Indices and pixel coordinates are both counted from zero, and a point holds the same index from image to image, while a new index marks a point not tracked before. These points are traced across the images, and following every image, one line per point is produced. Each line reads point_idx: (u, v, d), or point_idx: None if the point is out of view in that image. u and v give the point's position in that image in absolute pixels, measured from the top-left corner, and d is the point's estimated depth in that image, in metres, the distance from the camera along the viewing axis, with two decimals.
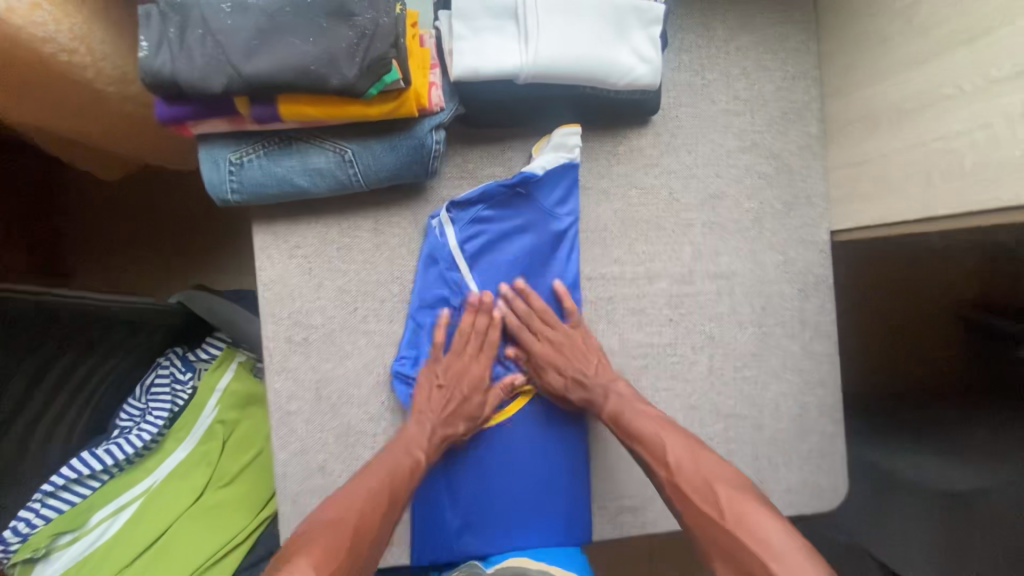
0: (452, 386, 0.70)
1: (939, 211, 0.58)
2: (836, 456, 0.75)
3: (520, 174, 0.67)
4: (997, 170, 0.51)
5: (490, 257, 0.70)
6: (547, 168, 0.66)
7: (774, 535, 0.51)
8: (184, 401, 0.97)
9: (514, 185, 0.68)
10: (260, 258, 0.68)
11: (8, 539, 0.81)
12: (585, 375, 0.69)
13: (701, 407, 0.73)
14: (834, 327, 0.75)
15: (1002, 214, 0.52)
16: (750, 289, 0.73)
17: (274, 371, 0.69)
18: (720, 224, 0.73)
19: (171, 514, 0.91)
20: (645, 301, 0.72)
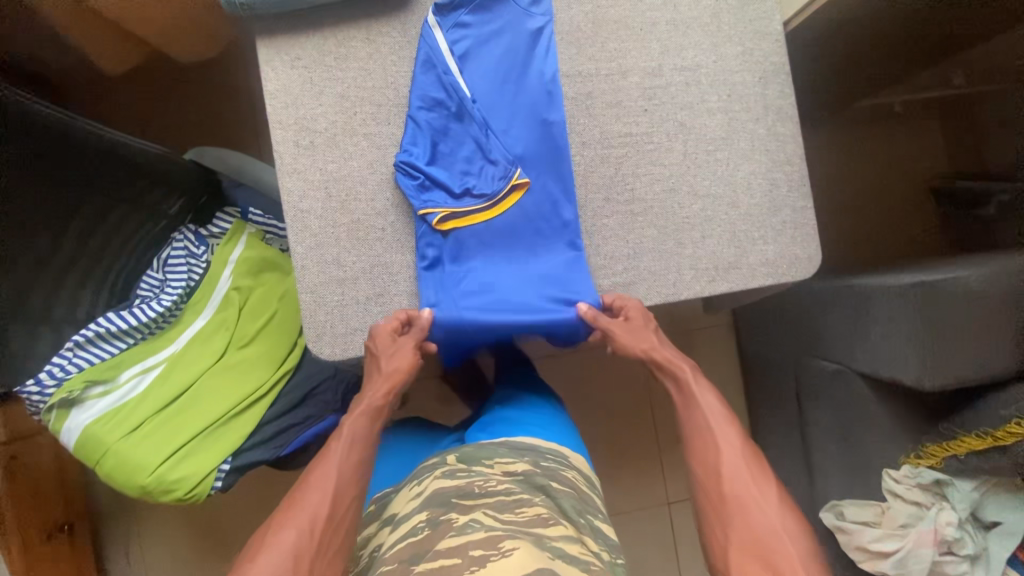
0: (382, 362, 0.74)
1: None
2: (808, 227, 0.81)
3: None
4: None
5: (473, 60, 0.77)
6: None
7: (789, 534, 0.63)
8: (201, 272, 1.01)
9: None
10: (265, 70, 0.74)
11: (44, 381, 0.87)
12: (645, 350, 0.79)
13: (679, 190, 0.80)
14: (794, 110, 0.82)
15: None
16: (715, 78, 0.80)
17: (285, 173, 0.75)
18: (682, 20, 0.80)
19: (194, 373, 0.95)
20: (621, 94, 0.79)
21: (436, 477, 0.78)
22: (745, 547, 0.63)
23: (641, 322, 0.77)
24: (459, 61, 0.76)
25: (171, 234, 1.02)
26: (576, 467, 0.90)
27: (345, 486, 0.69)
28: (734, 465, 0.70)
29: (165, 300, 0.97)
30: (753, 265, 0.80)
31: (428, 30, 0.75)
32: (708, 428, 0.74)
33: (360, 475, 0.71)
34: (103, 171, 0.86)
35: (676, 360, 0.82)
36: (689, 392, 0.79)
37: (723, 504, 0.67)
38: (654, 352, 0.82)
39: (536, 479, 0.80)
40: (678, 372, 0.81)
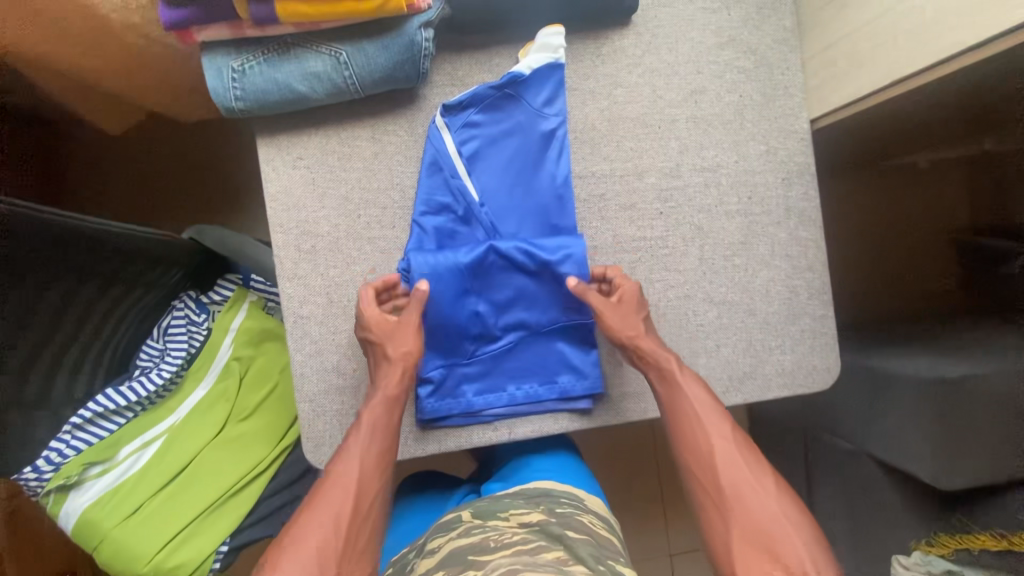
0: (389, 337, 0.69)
1: (916, 64, 0.62)
2: (828, 336, 0.78)
3: (508, 74, 0.70)
4: (959, 15, 0.58)
5: (483, 160, 0.73)
6: (534, 68, 0.70)
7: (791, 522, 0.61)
8: (201, 341, 0.99)
9: (503, 86, 0.71)
10: (266, 170, 0.71)
11: (42, 467, 0.86)
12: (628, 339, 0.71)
13: (693, 297, 0.76)
14: (818, 213, 0.78)
15: (972, 54, 0.57)
16: (736, 179, 0.76)
17: (284, 278, 0.72)
18: (703, 118, 0.76)
19: (193, 448, 0.94)
20: (636, 196, 0.75)
21: (452, 538, 0.76)
22: (750, 541, 0.60)
23: (635, 306, 0.72)
24: (468, 162, 0.72)
25: (172, 302, 1.01)
26: (593, 510, 0.85)
27: (368, 478, 0.65)
28: (728, 455, 0.66)
29: (165, 371, 0.95)
30: (768, 375, 0.77)
31: (435, 131, 0.71)
32: (696, 419, 0.68)
33: (382, 463, 0.67)
34: (95, 261, 0.81)
35: (659, 352, 0.72)
36: (673, 379, 0.70)
37: (721, 497, 0.63)
38: (639, 341, 0.71)
39: (552, 528, 0.76)
40: (663, 364, 0.71)
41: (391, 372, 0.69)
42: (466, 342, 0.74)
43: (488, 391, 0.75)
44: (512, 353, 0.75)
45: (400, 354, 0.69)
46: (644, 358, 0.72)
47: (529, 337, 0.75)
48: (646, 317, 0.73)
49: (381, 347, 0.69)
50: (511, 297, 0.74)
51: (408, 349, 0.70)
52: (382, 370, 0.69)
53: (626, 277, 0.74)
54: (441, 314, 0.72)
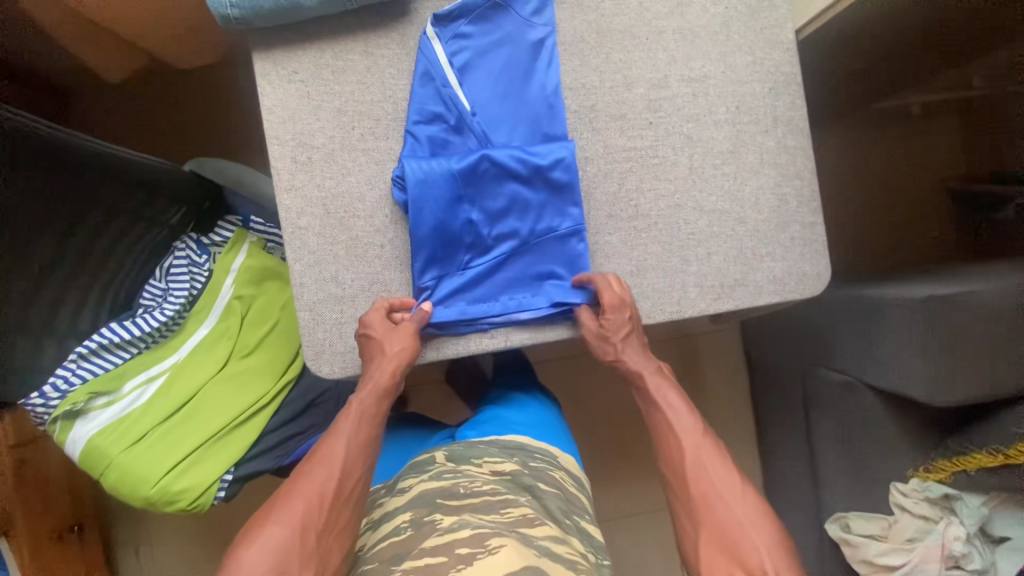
0: (384, 334, 0.72)
1: None
2: (817, 243, 0.79)
3: None
4: None
5: (474, 71, 0.74)
6: None
7: (755, 528, 0.62)
8: (202, 283, 1.00)
9: None
10: (262, 84, 0.73)
11: (48, 393, 0.88)
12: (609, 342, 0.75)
13: (684, 205, 0.77)
14: (806, 122, 0.79)
15: None
16: (723, 89, 0.78)
17: (282, 190, 0.74)
18: (689, 29, 0.77)
19: (196, 382, 0.95)
20: (626, 107, 0.77)
21: (424, 479, 0.75)
22: (715, 544, 0.62)
23: (620, 320, 0.73)
24: (459, 73, 0.74)
25: (174, 243, 1.02)
26: (565, 467, 0.85)
27: (352, 464, 0.68)
28: (697, 463, 0.68)
29: (167, 310, 0.96)
30: (759, 283, 0.78)
31: (426, 39, 0.73)
32: (671, 434, 0.71)
33: (366, 454, 0.70)
34: (99, 186, 0.83)
35: (639, 364, 0.78)
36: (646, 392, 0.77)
37: (690, 503, 0.66)
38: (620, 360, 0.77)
39: (523, 479, 0.76)
40: (636, 375, 0.78)
41: (385, 362, 0.71)
42: (460, 251, 0.75)
43: (481, 300, 0.76)
44: (505, 262, 0.76)
45: (395, 349, 0.71)
46: (624, 371, 0.78)
47: (523, 247, 0.77)
48: (632, 322, 0.75)
49: (376, 344, 0.72)
50: (505, 207, 0.75)
51: (404, 345, 0.72)
52: (375, 361, 0.72)
53: (614, 283, 0.74)
54: (436, 220, 0.73)
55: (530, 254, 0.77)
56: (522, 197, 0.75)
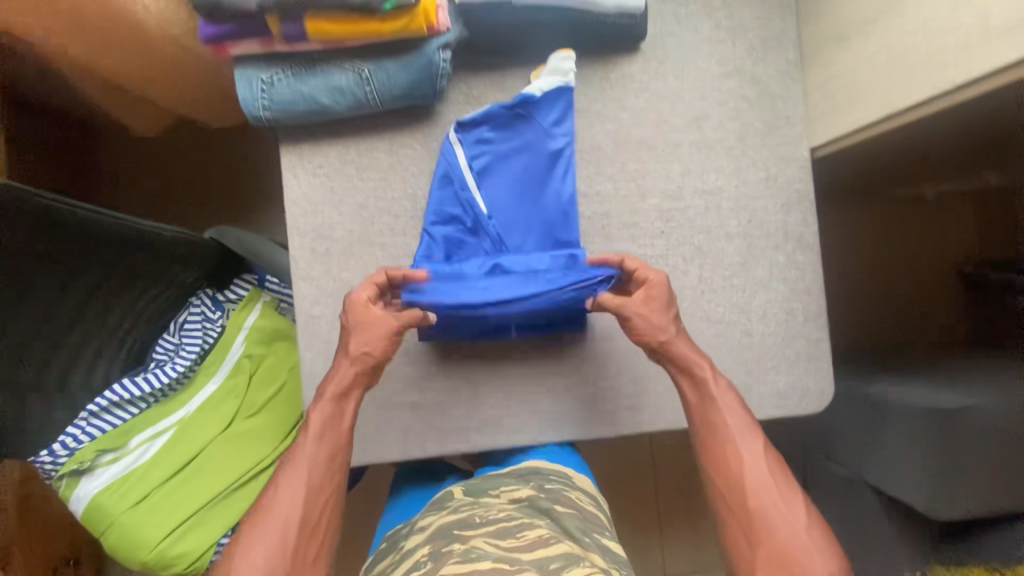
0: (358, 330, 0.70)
1: (899, 105, 0.64)
2: (822, 360, 0.79)
3: (519, 96, 0.73)
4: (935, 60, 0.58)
5: (493, 175, 0.76)
6: (544, 90, 0.72)
7: (813, 544, 0.62)
8: (214, 338, 1.03)
9: (514, 106, 0.74)
10: (288, 177, 0.76)
11: (57, 451, 0.90)
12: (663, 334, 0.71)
13: (691, 315, 0.78)
14: (816, 239, 0.80)
15: (945, 100, 0.59)
16: (736, 202, 0.79)
17: (299, 278, 0.76)
18: (705, 142, 0.79)
19: (201, 442, 0.97)
20: (639, 216, 0.78)
21: (441, 515, 0.75)
22: (771, 561, 0.62)
23: (663, 301, 0.71)
24: (477, 175, 0.76)
25: (189, 299, 1.05)
26: (581, 487, 0.82)
27: (320, 485, 0.68)
28: (759, 478, 0.66)
29: (178, 364, 0.99)
30: (762, 395, 0.79)
31: (446, 144, 0.75)
32: (730, 442, 0.68)
33: (333, 474, 0.69)
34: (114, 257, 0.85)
35: (691, 356, 0.71)
36: (703, 384, 0.70)
37: (749, 521, 0.64)
38: (669, 346, 0.71)
39: (540, 504, 0.75)
40: (693, 366, 0.71)
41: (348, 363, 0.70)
42: (472, 347, 0.77)
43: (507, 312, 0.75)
44: (512, 362, 0.77)
45: (374, 349, 0.70)
46: (672, 358, 0.72)
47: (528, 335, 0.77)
48: (674, 315, 0.72)
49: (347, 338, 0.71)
50: (514, 309, 0.77)
51: (374, 344, 0.70)
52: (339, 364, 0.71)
53: (649, 268, 0.73)
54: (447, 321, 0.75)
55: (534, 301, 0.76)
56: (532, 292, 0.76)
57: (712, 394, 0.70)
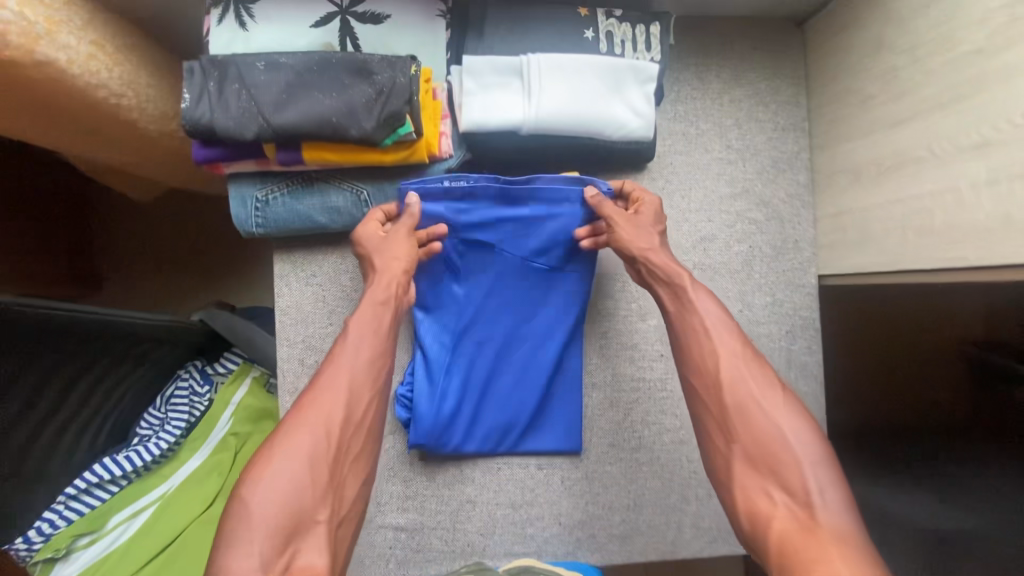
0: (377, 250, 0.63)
1: (912, 264, 0.61)
2: None
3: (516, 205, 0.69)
4: (954, 231, 0.56)
5: (483, 269, 0.72)
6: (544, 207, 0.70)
7: (797, 441, 0.51)
8: (201, 412, 1.02)
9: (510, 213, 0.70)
10: (279, 285, 0.74)
11: (32, 538, 0.86)
12: (644, 252, 0.65)
13: (688, 441, 0.76)
14: (820, 368, 0.78)
15: (963, 272, 0.56)
16: (739, 328, 0.77)
17: (286, 390, 0.73)
18: (711, 265, 0.77)
19: (180, 522, 0.92)
20: (638, 337, 0.76)
21: None
22: (750, 459, 0.52)
23: (651, 220, 0.66)
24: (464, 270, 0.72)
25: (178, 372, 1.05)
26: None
27: (361, 385, 0.56)
28: (737, 371, 0.56)
29: (163, 441, 0.97)
30: None
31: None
32: (707, 342, 0.58)
33: (375, 374, 0.57)
34: (84, 346, 0.83)
35: (672, 267, 0.64)
36: (683, 293, 0.61)
37: (726, 416, 0.54)
38: (649, 255, 0.64)
39: None
40: (674, 279, 0.63)
41: (383, 274, 0.62)
42: (460, 470, 0.75)
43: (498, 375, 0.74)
44: (499, 486, 0.75)
45: (394, 257, 0.63)
46: (654, 271, 0.64)
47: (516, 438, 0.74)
48: (662, 233, 0.67)
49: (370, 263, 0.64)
50: (505, 426, 0.74)
51: (399, 257, 0.63)
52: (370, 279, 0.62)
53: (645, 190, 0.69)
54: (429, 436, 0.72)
55: (539, 328, 0.74)
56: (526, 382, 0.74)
57: (691, 300, 0.61)
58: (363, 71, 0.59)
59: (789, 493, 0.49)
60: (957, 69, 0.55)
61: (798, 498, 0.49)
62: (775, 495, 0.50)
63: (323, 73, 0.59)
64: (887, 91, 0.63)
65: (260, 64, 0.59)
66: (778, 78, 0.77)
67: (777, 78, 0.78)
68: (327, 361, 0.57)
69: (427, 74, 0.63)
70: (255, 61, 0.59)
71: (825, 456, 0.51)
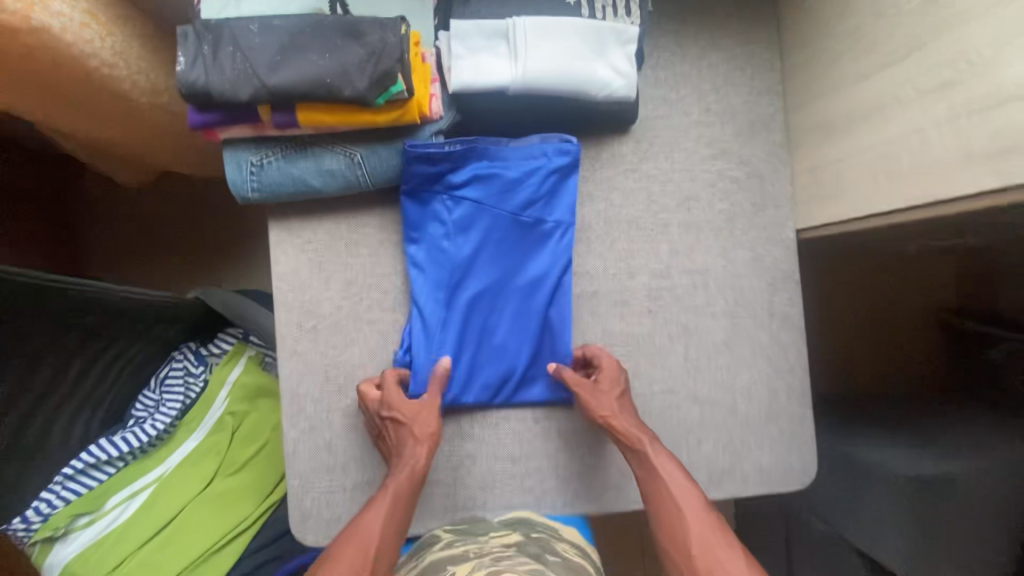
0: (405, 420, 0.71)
1: (882, 206, 0.65)
2: (805, 438, 0.80)
3: (503, 161, 0.73)
4: (918, 172, 0.60)
5: (477, 228, 0.74)
6: (527, 160, 0.74)
7: None
8: (197, 392, 1.01)
9: (499, 169, 0.73)
10: (275, 251, 0.75)
11: (31, 517, 0.86)
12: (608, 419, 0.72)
13: (677, 392, 0.79)
14: (801, 318, 0.81)
15: (929, 208, 0.60)
16: (723, 282, 0.80)
17: (285, 355, 0.75)
18: (695, 222, 0.80)
19: (179, 502, 0.93)
20: (628, 293, 0.79)
21: (433, 551, 0.67)
22: None
23: (612, 383, 0.74)
24: (458, 228, 0.74)
25: (172, 353, 1.04)
26: (570, 538, 0.72)
27: (386, 544, 0.65)
28: (706, 540, 0.65)
29: (159, 422, 0.97)
30: (747, 474, 0.80)
31: (410, 203, 0.73)
32: (673, 505, 0.68)
33: (395, 539, 0.66)
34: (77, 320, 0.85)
35: (635, 432, 0.72)
36: (646, 459, 0.71)
37: None
38: (613, 422, 0.72)
39: (529, 548, 0.66)
40: (635, 442, 0.72)
41: (414, 448, 0.70)
42: (459, 425, 0.77)
43: (493, 329, 0.77)
44: (496, 437, 0.77)
45: (424, 432, 0.71)
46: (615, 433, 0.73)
47: (512, 390, 0.77)
48: (623, 396, 0.74)
49: (399, 431, 0.71)
50: (502, 378, 0.76)
51: (430, 430, 0.71)
52: (405, 446, 0.70)
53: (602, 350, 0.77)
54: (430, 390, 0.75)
55: (528, 282, 0.76)
56: (518, 335, 0.77)
57: (656, 466, 0.70)
58: (355, 32, 0.61)
59: None
60: (916, 19, 0.59)
61: None
62: None
63: (315, 35, 0.61)
64: (855, 48, 0.67)
65: (253, 28, 0.61)
66: (753, 43, 0.81)
67: (752, 43, 0.81)
68: (355, 523, 0.66)
69: (416, 38, 0.65)
70: (248, 25, 0.61)
71: None
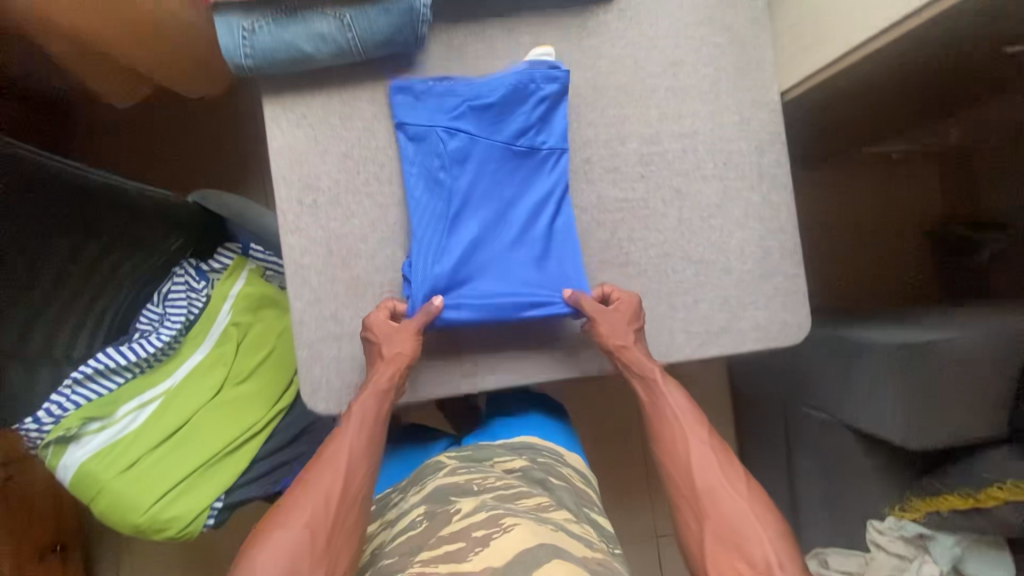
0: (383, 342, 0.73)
1: None
2: (798, 294, 0.83)
3: (494, 93, 0.76)
4: None
5: (472, 159, 0.77)
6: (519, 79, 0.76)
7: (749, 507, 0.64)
8: (201, 306, 0.99)
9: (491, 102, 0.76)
10: (271, 128, 0.76)
11: (43, 419, 0.87)
12: (617, 349, 0.75)
13: (672, 254, 0.81)
14: (789, 179, 0.83)
15: None
16: (711, 145, 0.82)
17: (287, 230, 0.76)
18: (682, 88, 0.82)
19: (189, 409, 0.93)
20: (619, 159, 0.81)
21: (439, 476, 0.70)
22: (717, 537, 0.63)
23: (629, 316, 0.75)
24: (454, 159, 0.76)
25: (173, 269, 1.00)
26: (572, 465, 0.79)
27: (356, 463, 0.67)
28: (707, 462, 0.69)
29: (163, 335, 0.94)
30: (744, 330, 0.82)
31: (406, 139, 0.76)
32: (675, 429, 0.72)
33: (369, 458, 0.69)
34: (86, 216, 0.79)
35: (646, 363, 0.75)
36: (654, 384, 0.74)
37: (697, 500, 0.66)
38: (625, 351, 0.75)
39: (533, 473, 0.71)
40: (646, 371, 0.75)
41: (385, 366, 0.72)
42: None
43: (495, 250, 0.78)
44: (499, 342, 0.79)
45: (396, 352, 0.72)
46: (626, 365, 0.76)
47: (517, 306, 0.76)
48: (639, 329, 0.75)
49: (374, 348, 0.73)
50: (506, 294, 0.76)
51: (403, 350, 0.73)
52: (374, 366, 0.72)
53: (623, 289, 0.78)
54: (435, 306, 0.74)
55: (527, 195, 0.78)
56: (519, 255, 0.78)
57: (663, 392, 0.74)
58: None
59: (753, 565, 0.60)
60: None
61: (758, 566, 0.60)
62: (741, 567, 0.60)
63: None
64: None
65: None
66: None
67: None
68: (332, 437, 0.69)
69: None
70: None
71: (772, 513, 0.64)
